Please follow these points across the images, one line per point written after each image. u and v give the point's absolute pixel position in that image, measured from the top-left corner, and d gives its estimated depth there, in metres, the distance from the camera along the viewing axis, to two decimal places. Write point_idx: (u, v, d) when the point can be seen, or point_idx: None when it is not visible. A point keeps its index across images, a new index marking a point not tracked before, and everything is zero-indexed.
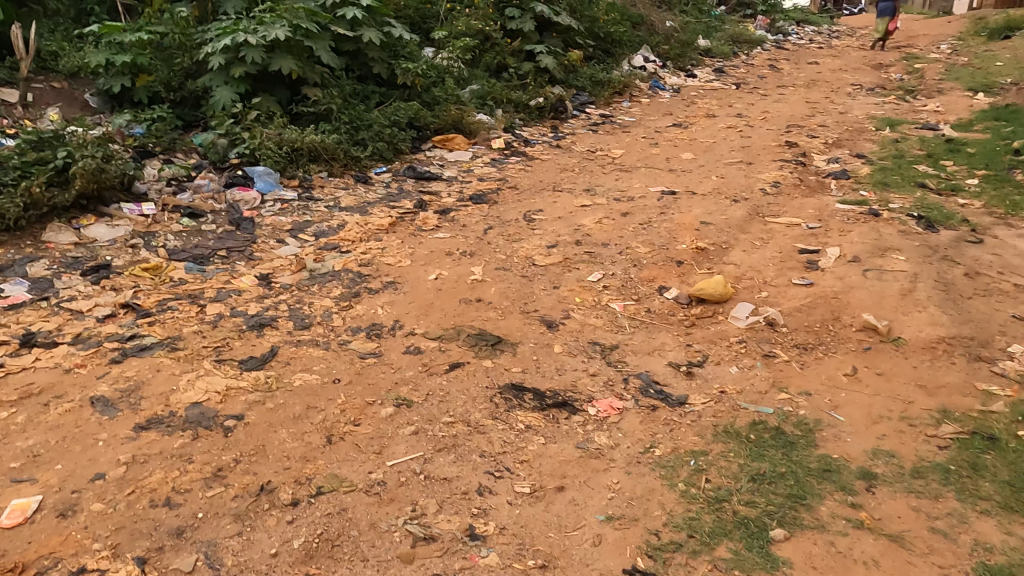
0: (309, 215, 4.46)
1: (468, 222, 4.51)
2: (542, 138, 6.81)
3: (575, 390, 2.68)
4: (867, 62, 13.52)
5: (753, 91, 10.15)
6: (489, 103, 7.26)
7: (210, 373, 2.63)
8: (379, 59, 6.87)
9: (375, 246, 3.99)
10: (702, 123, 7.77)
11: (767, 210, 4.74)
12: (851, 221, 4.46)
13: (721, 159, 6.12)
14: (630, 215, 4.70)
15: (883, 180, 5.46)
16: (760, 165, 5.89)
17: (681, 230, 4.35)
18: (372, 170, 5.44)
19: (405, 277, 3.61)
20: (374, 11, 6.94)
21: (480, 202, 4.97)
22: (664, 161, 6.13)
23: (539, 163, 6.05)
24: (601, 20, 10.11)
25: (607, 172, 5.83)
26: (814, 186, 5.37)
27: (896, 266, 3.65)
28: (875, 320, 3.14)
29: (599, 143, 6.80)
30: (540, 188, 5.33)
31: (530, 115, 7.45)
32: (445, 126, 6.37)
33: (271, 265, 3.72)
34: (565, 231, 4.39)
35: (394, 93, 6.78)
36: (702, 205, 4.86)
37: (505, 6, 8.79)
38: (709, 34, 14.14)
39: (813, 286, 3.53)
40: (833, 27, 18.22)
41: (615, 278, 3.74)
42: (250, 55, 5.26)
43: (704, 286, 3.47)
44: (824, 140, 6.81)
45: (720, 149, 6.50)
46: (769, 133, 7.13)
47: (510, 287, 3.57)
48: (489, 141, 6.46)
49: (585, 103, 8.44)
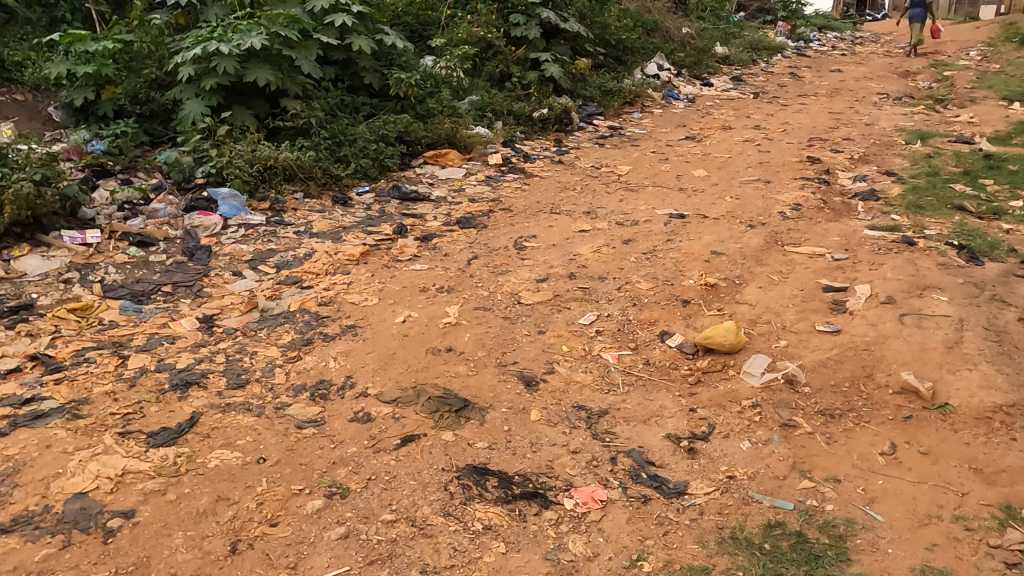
0: (275, 242, 4.03)
1: (452, 251, 4.05)
2: (543, 153, 6.36)
3: (550, 473, 2.21)
4: (893, 69, 12.96)
5: (772, 101, 9.64)
6: (488, 115, 6.82)
7: (109, 451, 2.19)
8: (370, 69, 6.46)
9: (341, 280, 3.54)
10: (716, 136, 7.28)
11: (786, 237, 4.25)
12: (882, 252, 3.95)
13: (736, 176, 5.63)
14: (632, 242, 4.23)
15: (917, 202, 4.95)
16: (779, 184, 5.39)
17: (688, 262, 3.86)
18: (354, 189, 5.00)
19: (368, 320, 3.16)
20: (366, 17, 6.54)
21: (468, 226, 4.52)
22: (673, 178, 5.65)
23: (538, 181, 5.60)
24: (612, 27, 9.68)
25: (611, 191, 5.36)
26: (838, 209, 4.86)
27: (938, 309, 3.14)
28: (917, 381, 2.64)
29: (605, 159, 6.33)
30: (536, 211, 4.87)
31: (533, 128, 7.00)
32: (437, 141, 5.94)
33: (219, 303, 3.29)
34: (558, 263, 3.93)
35: (386, 104, 6.37)
36: (714, 231, 4.37)
37: (509, 12, 8.34)
38: (726, 41, 13.62)
39: (841, 334, 3.02)
40: (857, 33, 17.63)
41: (611, 321, 3.27)
42: (221, 66, 4.86)
43: (713, 333, 2.99)
44: (849, 156, 6.29)
45: (736, 165, 6.01)
46: (789, 148, 6.63)
47: (488, 332, 3.11)
48: (486, 156, 6.01)
49: (593, 114, 7.97)
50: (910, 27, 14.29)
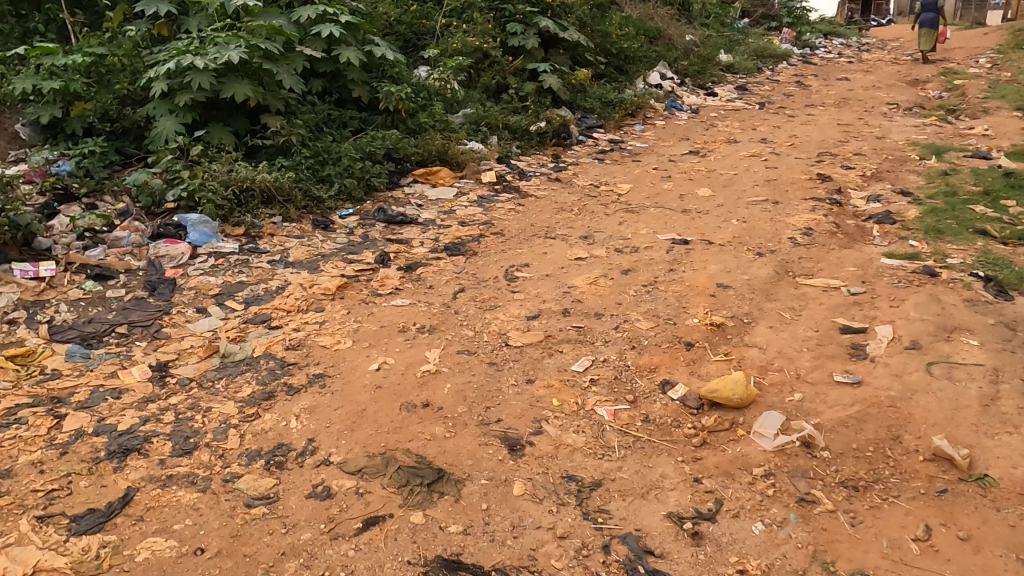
0: (246, 272, 3.74)
1: (437, 282, 3.77)
2: (540, 169, 6.08)
3: (532, 567, 1.92)
4: (902, 77, 12.66)
5: (778, 111, 9.35)
6: (483, 129, 6.54)
7: (24, 541, 1.90)
8: (359, 82, 6.19)
9: (313, 319, 3.25)
10: (721, 151, 7.00)
11: (797, 266, 3.95)
12: (902, 285, 3.65)
13: (743, 196, 5.33)
14: (631, 272, 3.93)
15: (936, 226, 4.64)
16: (788, 205, 5.09)
17: (692, 296, 3.57)
18: (337, 212, 4.72)
19: (339, 367, 2.87)
20: (356, 28, 6.28)
21: (456, 253, 4.23)
22: (676, 198, 5.36)
23: (533, 200, 5.31)
24: (614, 36, 9.46)
25: (611, 212, 5.08)
26: (852, 234, 4.56)
27: (969, 357, 2.84)
28: (950, 447, 2.34)
29: (605, 175, 6.04)
30: (530, 235, 4.59)
31: (530, 143, 6.72)
32: (428, 157, 5.66)
33: (176, 346, 3.00)
34: (551, 296, 3.64)
35: (376, 119, 6.10)
36: (719, 259, 4.08)
37: (506, 21, 8.06)
38: (731, 48, 13.34)
39: (861, 386, 2.73)
40: (863, 40, 17.33)
41: (607, 368, 2.97)
42: (196, 82, 4.59)
43: (720, 385, 2.70)
44: (861, 173, 5.99)
45: (742, 183, 5.73)
46: (798, 164, 6.35)
47: (471, 382, 2.82)
48: (479, 173, 5.73)
49: (593, 126, 7.69)
50: (920, 33, 13.98)
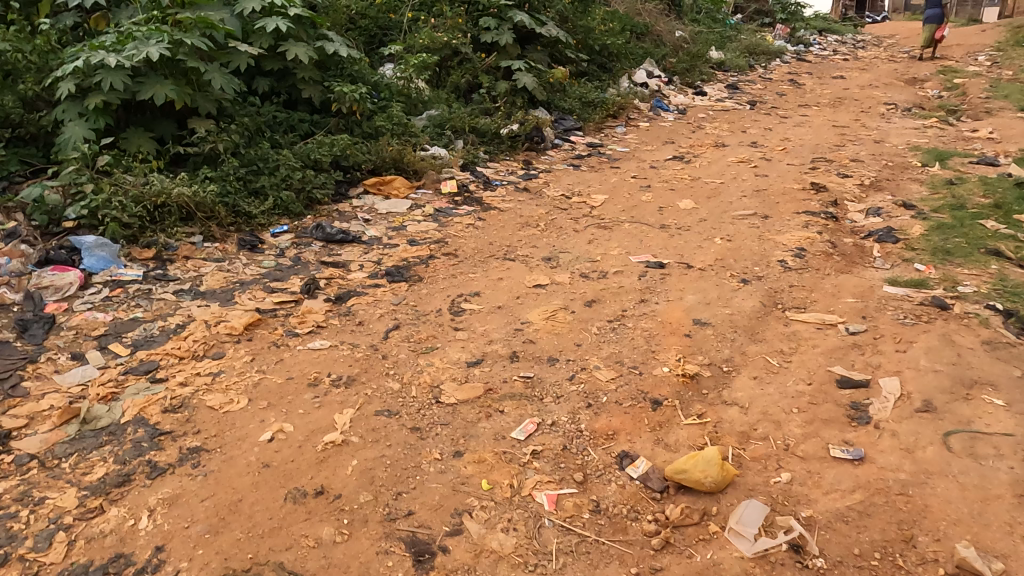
0: (144, 306, 3.20)
1: (368, 318, 3.23)
2: (508, 178, 5.55)
3: None
4: (899, 76, 12.16)
5: (770, 112, 8.85)
6: (448, 132, 6.02)
7: None
8: (310, 81, 5.66)
9: (208, 369, 2.72)
10: (707, 156, 6.48)
11: (787, 296, 3.42)
12: (908, 321, 3.13)
13: (728, 209, 4.81)
14: (596, 304, 3.41)
15: (943, 244, 4.13)
16: (777, 219, 4.57)
17: (663, 336, 3.04)
18: (270, 230, 4.18)
19: (223, 437, 2.33)
20: (307, 22, 5.74)
21: (398, 279, 3.70)
22: (655, 211, 4.83)
23: (495, 214, 4.78)
24: (597, 32, 9.01)
25: (581, 227, 4.56)
26: (850, 255, 4.04)
27: (993, 426, 2.33)
28: (979, 559, 1.83)
29: (578, 184, 5.52)
30: (486, 257, 4.06)
31: (499, 148, 6.20)
32: (382, 165, 5.12)
33: (31, 407, 2.46)
34: (499, 335, 3.12)
35: (327, 122, 5.57)
36: (698, 286, 3.56)
37: (479, 15, 7.53)
38: (722, 45, 12.83)
39: (865, 464, 2.21)
40: (859, 36, 16.85)
41: (555, 433, 2.44)
42: (108, 82, 4.05)
43: (689, 465, 2.18)
44: (858, 182, 5.49)
45: (728, 194, 5.21)
46: (790, 171, 5.83)
47: (385, 456, 2.29)
48: (439, 183, 5.20)
49: (571, 129, 7.17)
50: (924, 28, 13.52)
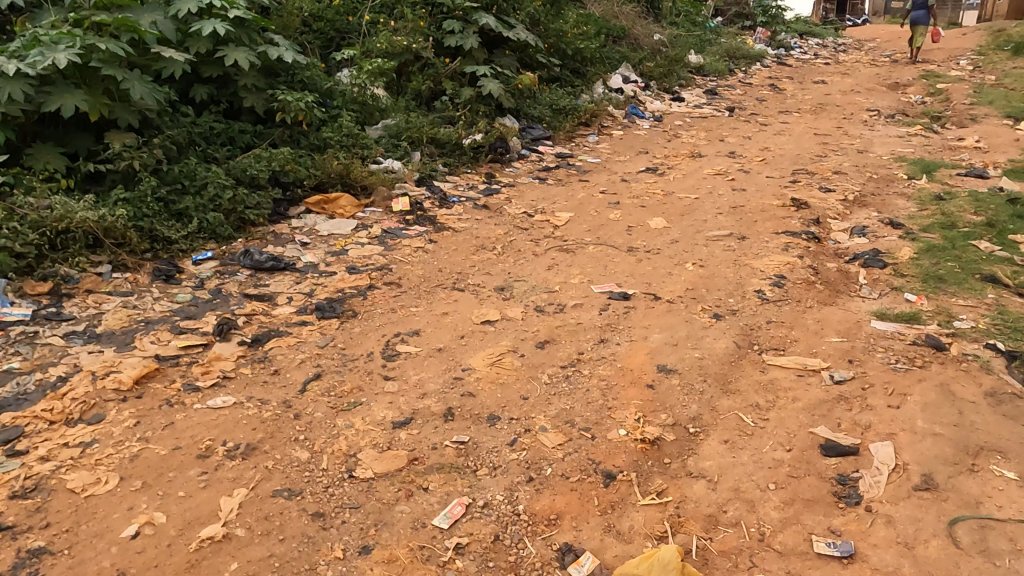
0: (25, 353, 2.76)
1: (286, 366, 2.82)
2: (467, 194, 5.16)
3: None
4: (881, 80, 11.90)
5: (749, 119, 8.53)
6: (404, 143, 5.61)
7: None
8: (253, 88, 5.23)
9: (79, 437, 2.28)
10: (682, 167, 6.12)
11: (765, 335, 3.04)
12: (901, 367, 2.76)
13: (702, 229, 4.44)
14: (549, 345, 3.01)
15: (935, 270, 3.78)
16: (755, 241, 4.20)
17: (622, 387, 2.65)
18: (192, 257, 3.75)
19: (76, 533, 1.91)
20: (250, 25, 5.32)
21: (329, 315, 3.29)
22: (622, 232, 4.45)
23: (449, 234, 4.38)
24: (569, 36, 8.65)
25: (541, 250, 4.17)
26: (833, 283, 3.68)
27: (1007, 510, 1.96)
28: None
29: (542, 200, 5.13)
30: (434, 286, 3.66)
31: (460, 160, 5.79)
32: (327, 181, 4.70)
33: None
34: (435, 385, 2.71)
35: (271, 134, 5.15)
36: (665, 322, 3.17)
37: (444, 18, 7.12)
38: (701, 49, 12.52)
39: (855, 563, 1.83)
40: (840, 40, 16.64)
41: (486, 519, 2.04)
42: (8, 91, 3.60)
43: (642, 569, 1.79)
44: (842, 198, 5.14)
45: (702, 211, 4.85)
46: (769, 185, 5.48)
47: (274, 556, 1.88)
48: (390, 200, 4.79)
49: (540, 138, 6.79)
50: (913, 31, 13.30)
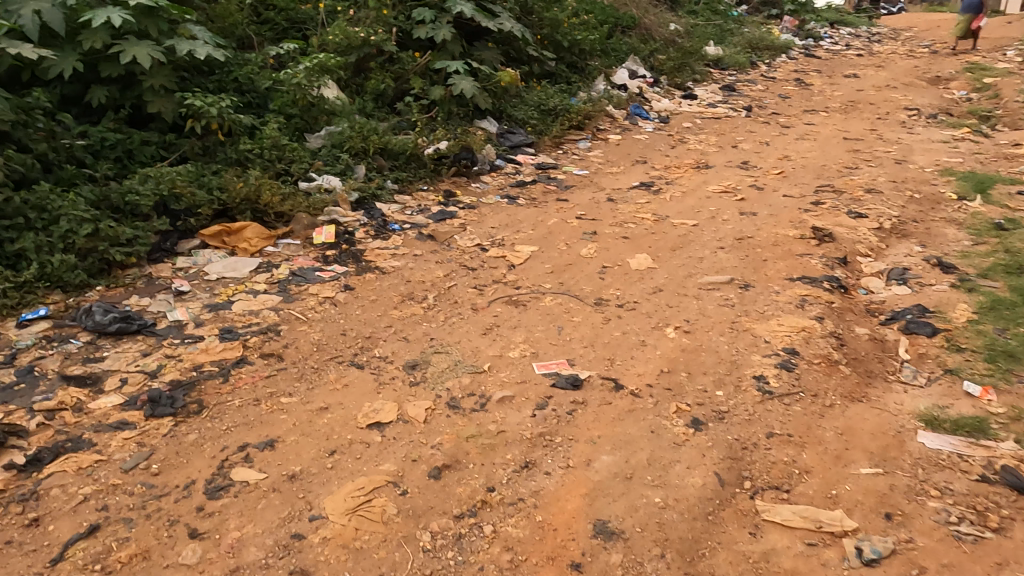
0: None
1: (54, 510, 1.94)
2: (415, 219, 4.27)
3: None
4: (920, 74, 10.79)
5: (769, 120, 7.53)
6: (347, 154, 4.72)
7: None
8: (162, 90, 4.38)
9: None
10: (684, 182, 5.17)
11: (761, 461, 2.11)
12: (965, 535, 1.83)
13: (695, 273, 3.51)
14: (448, 473, 2.09)
15: (1005, 339, 2.80)
16: (761, 292, 3.25)
17: (533, 568, 1.75)
18: (19, 317, 2.89)
19: None
20: (161, 14, 4.46)
21: (163, 409, 2.41)
22: (593, 274, 3.52)
23: (374, 276, 3.48)
24: (565, 26, 7.70)
25: (485, 300, 3.26)
26: (864, 361, 2.72)
27: None
28: None
29: (506, 226, 4.22)
30: (327, 359, 2.77)
31: (416, 175, 4.88)
32: (234, 206, 3.83)
33: None
34: (260, 551, 1.82)
35: (180, 145, 4.30)
36: (621, 432, 2.25)
37: (414, 5, 6.21)
38: (721, 39, 11.48)
39: None
40: (875, 29, 15.43)
41: None
42: None
43: None
44: (876, 226, 4.16)
45: (699, 244, 3.90)
46: (785, 207, 4.51)
47: None
48: (313, 229, 3.91)
49: (520, 145, 5.87)
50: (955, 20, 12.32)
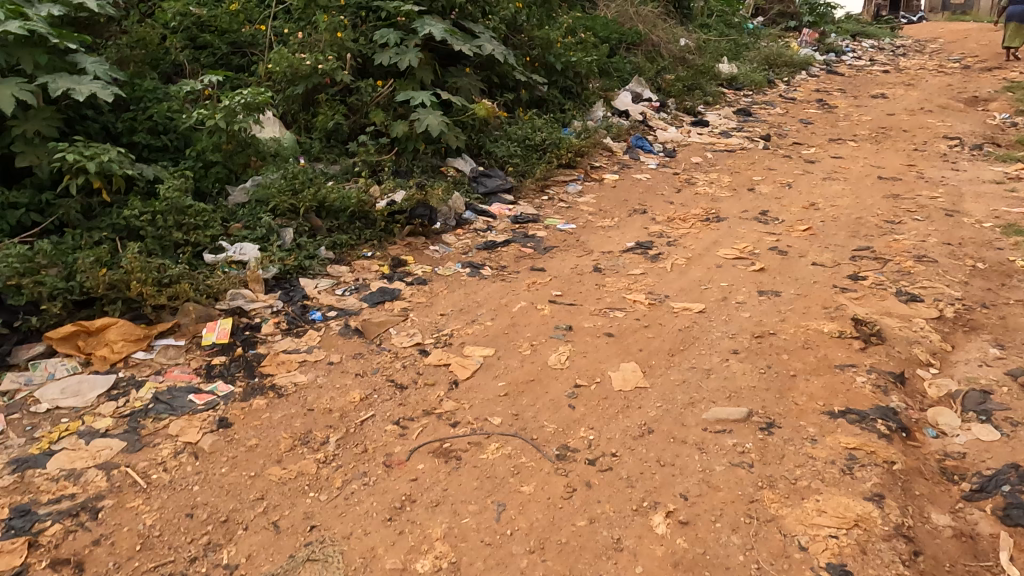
0: None
1: None
2: (347, 301, 3.38)
3: None
4: (955, 93, 9.83)
5: (790, 152, 6.60)
6: (272, 213, 3.85)
7: None
8: (36, 139, 3.53)
9: None
10: (689, 242, 4.26)
11: None
12: None
13: (700, 399, 2.59)
14: None
15: None
16: (790, 440, 2.33)
17: None
18: None
19: None
20: (40, 43, 3.62)
21: None
22: (561, 399, 2.61)
23: (265, 402, 2.59)
24: (558, 45, 6.82)
25: (406, 448, 2.35)
26: None
27: None
28: None
29: (461, 311, 3.32)
30: (152, 568, 1.89)
31: (361, 236, 4.00)
32: (101, 297, 2.96)
33: None
34: None
35: (55, 206, 3.45)
36: None
37: (377, 26, 5.36)
38: (735, 55, 10.56)
39: None
40: (898, 42, 14.45)
41: None
42: None
43: None
44: (936, 315, 3.23)
45: (705, 345, 2.99)
46: (815, 283, 3.59)
47: None
48: (205, 324, 3.03)
49: (497, 192, 4.99)
50: (1007, 28, 11.31)
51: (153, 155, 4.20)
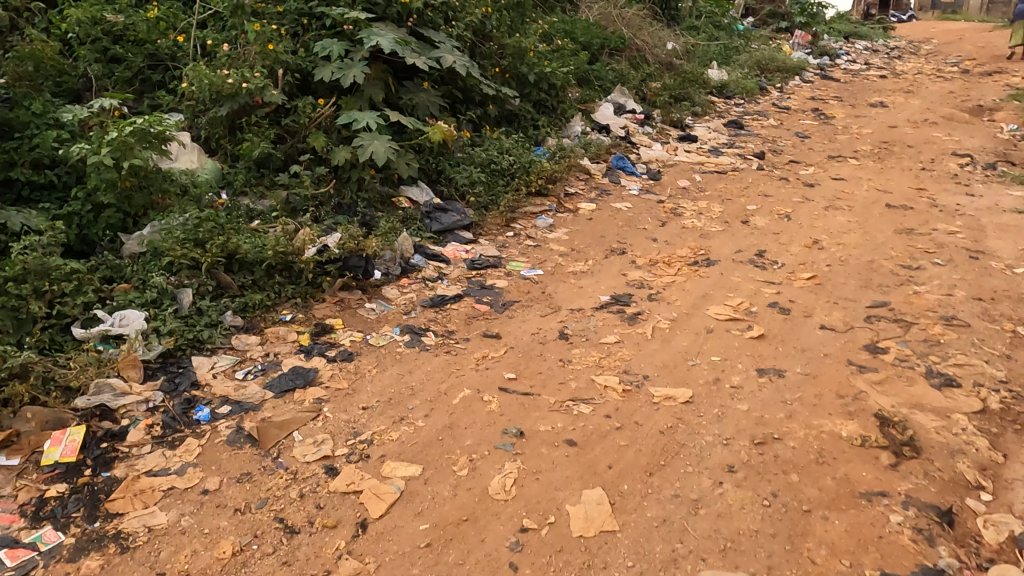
0: None
1: None
2: (247, 389, 2.71)
3: None
4: (958, 101, 9.24)
5: (787, 174, 5.97)
6: (167, 271, 3.17)
7: None
8: None
9: None
10: (674, 294, 3.62)
11: None
12: None
13: (686, 555, 1.94)
14: None
15: None
16: None
17: None
18: None
19: None
20: None
21: None
22: (501, 555, 1.96)
23: (103, 563, 1.93)
24: (532, 54, 6.15)
25: None
26: None
27: None
28: None
29: (390, 402, 2.66)
30: None
31: (280, 293, 3.33)
32: None
33: None
34: None
35: None
36: None
37: (319, 36, 4.66)
38: (725, 59, 9.92)
39: None
40: (892, 43, 13.84)
41: None
42: None
43: None
44: (979, 409, 2.60)
45: (693, 458, 2.33)
46: (825, 357, 2.95)
47: None
48: (51, 433, 2.36)
49: (455, 229, 4.32)
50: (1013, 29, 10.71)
51: (36, 194, 3.53)
